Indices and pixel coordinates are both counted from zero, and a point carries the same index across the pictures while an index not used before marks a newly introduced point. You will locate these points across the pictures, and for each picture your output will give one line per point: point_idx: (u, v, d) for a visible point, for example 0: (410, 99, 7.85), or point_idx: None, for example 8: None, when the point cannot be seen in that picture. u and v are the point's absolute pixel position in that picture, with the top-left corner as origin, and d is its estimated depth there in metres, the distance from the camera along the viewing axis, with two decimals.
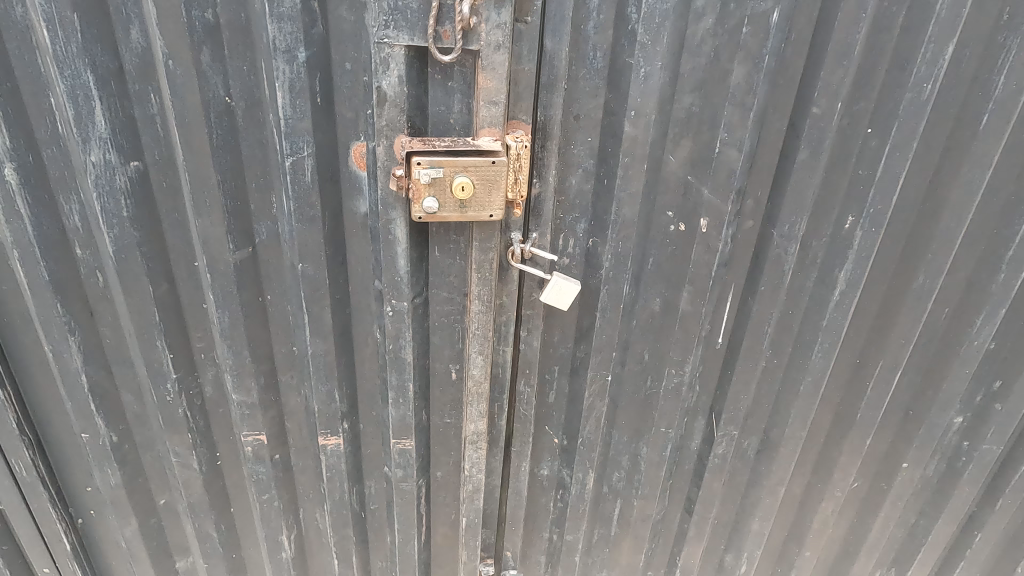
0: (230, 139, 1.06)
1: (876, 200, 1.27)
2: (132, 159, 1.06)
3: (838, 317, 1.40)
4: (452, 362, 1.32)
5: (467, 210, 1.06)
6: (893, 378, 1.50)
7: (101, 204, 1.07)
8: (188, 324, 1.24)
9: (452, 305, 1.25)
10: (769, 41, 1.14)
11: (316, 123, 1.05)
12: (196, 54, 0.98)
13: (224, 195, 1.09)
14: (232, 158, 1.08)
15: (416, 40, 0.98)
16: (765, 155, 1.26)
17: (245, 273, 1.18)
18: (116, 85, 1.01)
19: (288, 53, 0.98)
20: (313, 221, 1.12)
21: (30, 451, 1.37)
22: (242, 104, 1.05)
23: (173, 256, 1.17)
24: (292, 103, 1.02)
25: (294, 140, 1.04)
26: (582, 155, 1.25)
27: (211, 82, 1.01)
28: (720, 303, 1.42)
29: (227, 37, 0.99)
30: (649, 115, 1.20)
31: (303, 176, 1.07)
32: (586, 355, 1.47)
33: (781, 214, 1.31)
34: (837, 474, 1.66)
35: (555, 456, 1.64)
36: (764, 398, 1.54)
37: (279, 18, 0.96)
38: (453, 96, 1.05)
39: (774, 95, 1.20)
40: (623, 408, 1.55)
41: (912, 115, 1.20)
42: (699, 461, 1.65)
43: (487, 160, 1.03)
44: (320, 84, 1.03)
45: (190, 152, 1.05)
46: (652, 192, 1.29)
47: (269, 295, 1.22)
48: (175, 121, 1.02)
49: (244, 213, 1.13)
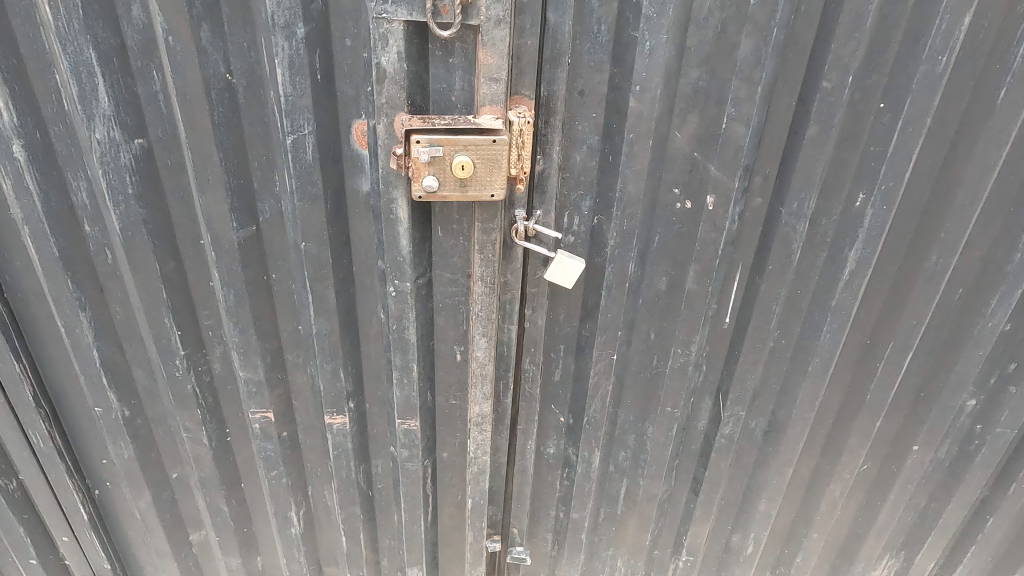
0: (232, 117, 1.07)
1: (888, 177, 1.25)
2: (136, 136, 1.07)
3: (847, 297, 1.38)
4: (457, 343, 1.32)
5: (468, 189, 1.05)
6: (904, 360, 1.47)
7: (107, 181, 1.08)
8: (196, 301, 1.26)
9: (456, 287, 1.25)
10: (778, 13, 1.11)
11: (317, 101, 1.05)
12: (196, 30, 0.98)
13: (227, 172, 1.10)
14: (234, 136, 1.08)
15: (415, 15, 0.97)
16: (773, 132, 1.24)
17: (249, 252, 1.19)
18: (119, 63, 1.02)
19: (286, 28, 0.98)
20: (315, 199, 1.12)
21: (48, 424, 1.41)
22: (243, 81, 1.05)
23: (179, 234, 1.18)
24: (292, 80, 1.02)
25: (294, 118, 1.04)
26: (586, 131, 1.24)
27: (212, 59, 1.01)
28: (727, 282, 1.40)
29: (227, 12, 0.99)
30: (653, 90, 1.18)
31: (304, 154, 1.08)
32: (591, 333, 1.47)
33: (790, 191, 1.28)
34: (846, 456, 1.64)
35: (561, 434, 1.65)
36: (771, 379, 1.53)
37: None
38: (455, 73, 1.04)
39: (783, 69, 1.18)
40: (629, 387, 1.56)
41: (926, 89, 1.16)
42: (706, 442, 1.65)
43: (487, 139, 1.02)
44: (320, 61, 1.03)
45: (192, 130, 1.05)
46: (658, 169, 1.27)
47: (273, 274, 1.23)
48: (177, 99, 1.03)
49: (247, 192, 1.14)
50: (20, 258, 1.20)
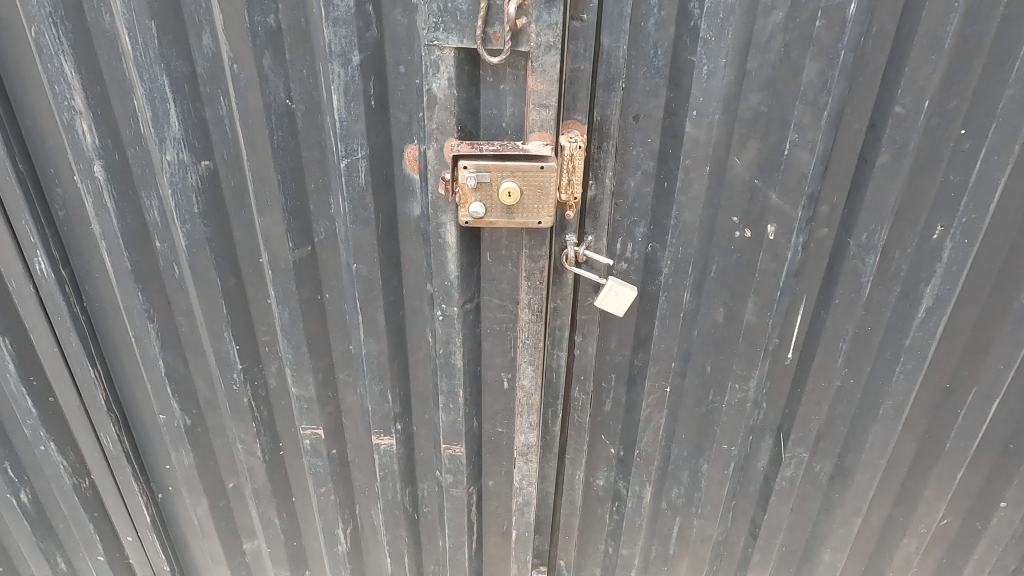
0: (291, 141, 1.10)
1: (969, 208, 1.16)
2: (203, 158, 1.13)
3: (923, 336, 1.28)
4: (504, 370, 1.31)
5: (515, 216, 1.04)
6: (989, 407, 1.35)
7: (176, 201, 1.14)
8: (254, 317, 1.30)
9: (504, 312, 1.24)
10: (845, 35, 1.06)
11: (371, 126, 1.07)
12: (259, 58, 1.03)
13: (285, 194, 1.14)
14: (293, 159, 1.12)
15: (465, 42, 0.98)
16: (841, 158, 1.17)
17: (304, 271, 1.22)
18: (190, 89, 1.07)
19: (343, 56, 1.01)
20: (367, 222, 1.14)
21: (117, 428, 1.48)
22: (302, 106, 1.08)
23: (240, 252, 1.23)
24: (347, 106, 1.04)
25: (348, 142, 1.07)
26: (641, 156, 1.21)
27: (273, 85, 1.06)
28: (789, 316, 1.33)
29: (289, 41, 1.03)
30: (711, 115, 1.15)
31: (358, 178, 1.10)
32: (644, 363, 1.43)
33: (859, 221, 1.21)
34: (922, 509, 1.51)
35: (611, 466, 1.60)
36: (838, 420, 1.44)
37: (335, 21, 0.98)
38: (505, 99, 1.04)
39: (852, 93, 1.12)
40: (683, 420, 1.50)
41: (1013, 114, 1.08)
42: (765, 484, 1.56)
43: (535, 165, 1.01)
44: (375, 88, 1.05)
45: (253, 153, 1.10)
46: (715, 197, 1.23)
47: (327, 294, 1.26)
48: (241, 123, 1.07)
49: (304, 213, 1.18)
50: (98, 270, 1.28)
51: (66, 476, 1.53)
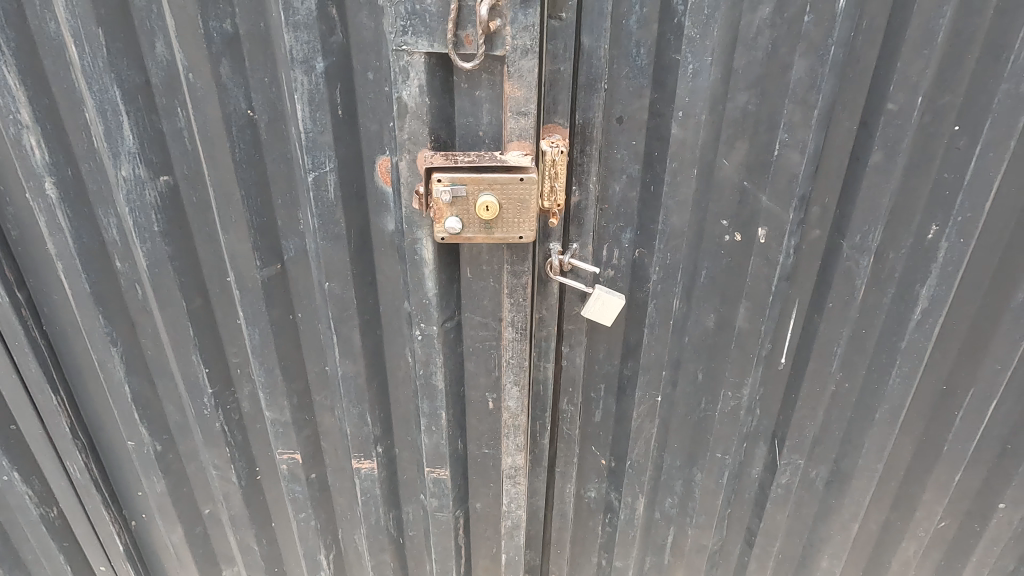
0: (254, 154, 1.04)
1: (965, 206, 1.12)
2: (162, 173, 1.06)
3: (919, 338, 1.25)
4: (489, 391, 1.25)
5: (494, 231, 0.98)
6: (986, 409, 1.32)
7: (134, 219, 1.07)
8: (224, 340, 1.24)
9: (487, 330, 1.18)
10: (835, 31, 1.01)
11: (339, 136, 1.01)
12: (215, 67, 0.97)
13: (250, 211, 1.07)
14: (258, 172, 1.06)
15: (436, 46, 0.92)
16: (832, 158, 1.13)
17: (274, 290, 1.16)
18: (144, 100, 1.01)
19: (305, 63, 0.94)
20: (337, 238, 1.08)
21: (85, 457, 1.41)
22: (265, 117, 1.02)
23: (206, 270, 1.16)
24: (312, 116, 0.98)
25: (315, 155, 1.01)
26: (625, 159, 1.16)
27: (233, 95, 0.99)
28: (782, 321, 1.29)
29: (248, 47, 0.97)
30: (698, 115, 1.10)
31: (326, 192, 1.04)
32: (633, 373, 1.39)
33: (852, 223, 1.17)
34: (920, 513, 1.48)
35: (602, 477, 1.56)
36: (833, 425, 1.40)
37: (296, 26, 0.92)
38: (481, 106, 0.98)
39: (843, 91, 1.07)
40: (675, 430, 1.45)
41: (1008, 110, 1.04)
42: (760, 491, 1.52)
43: (514, 177, 0.96)
44: (342, 96, 0.99)
45: (214, 167, 1.04)
46: (703, 200, 1.19)
47: (300, 313, 1.20)
48: (199, 136, 1.01)
49: (272, 229, 1.11)
50: (55, 293, 1.21)
51: (32, 512, 1.44)
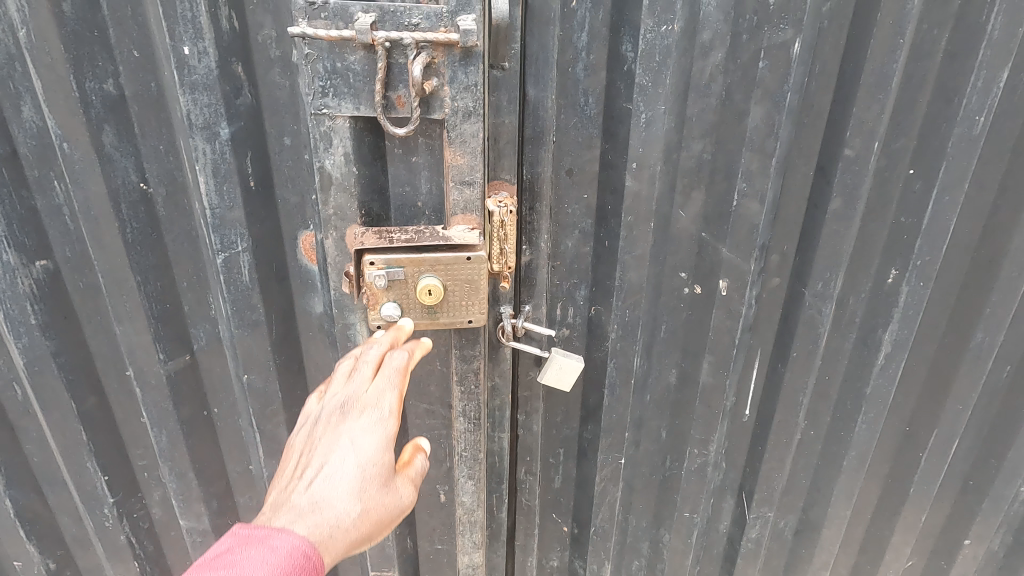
0: (150, 232, 0.94)
1: (924, 250, 1.09)
2: (39, 258, 0.94)
3: (883, 382, 1.21)
4: (440, 483, 1.16)
5: (440, 315, 0.88)
6: (950, 448, 1.30)
7: (5, 311, 0.95)
8: (126, 439, 1.10)
9: (434, 418, 1.10)
10: (791, 77, 0.96)
11: (252, 211, 0.93)
12: (98, 135, 0.87)
13: (147, 299, 0.97)
14: (156, 254, 0.95)
15: (362, 109, 0.81)
16: (789, 205, 1.08)
17: (183, 385, 1.05)
18: (12, 175, 0.89)
19: (207, 129, 0.86)
20: (255, 326, 0.99)
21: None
22: (160, 190, 0.92)
23: (100, 365, 1.03)
24: (218, 189, 0.89)
25: (224, 234, 0.92)
26: (577, 214, 1.08)
27: (120, 167, 0.89)
28: (745, 373, 1.23)
29: (136, 111, 0.87)
30: (653, 166, 1.03)
31: (240, 274, 0.95)
32: (594, 436, 1.29)
33: (813, 271, 1.12)
34: (889, 554, 1.45)
35: (565, 546, 1.45)
36: (801, 474, 1.34)
37: (192, 87, 0.83)
38: (419, 173, 0.90)
39: (799, 137, 1.03)
40: (640, 491, 1.37)
41: (962, 153, 1.02)
42: (730, 546, 1.45)
43: (461, 257, 0.85)
44: (252, 165, 0.91)
45: (100, 250, 0.93)
46: (661, 253, 1.12)
47: (214, 410, 1.09)
48: (81, 215, 0.91)
49: (179, 316, 1.01)
50: None
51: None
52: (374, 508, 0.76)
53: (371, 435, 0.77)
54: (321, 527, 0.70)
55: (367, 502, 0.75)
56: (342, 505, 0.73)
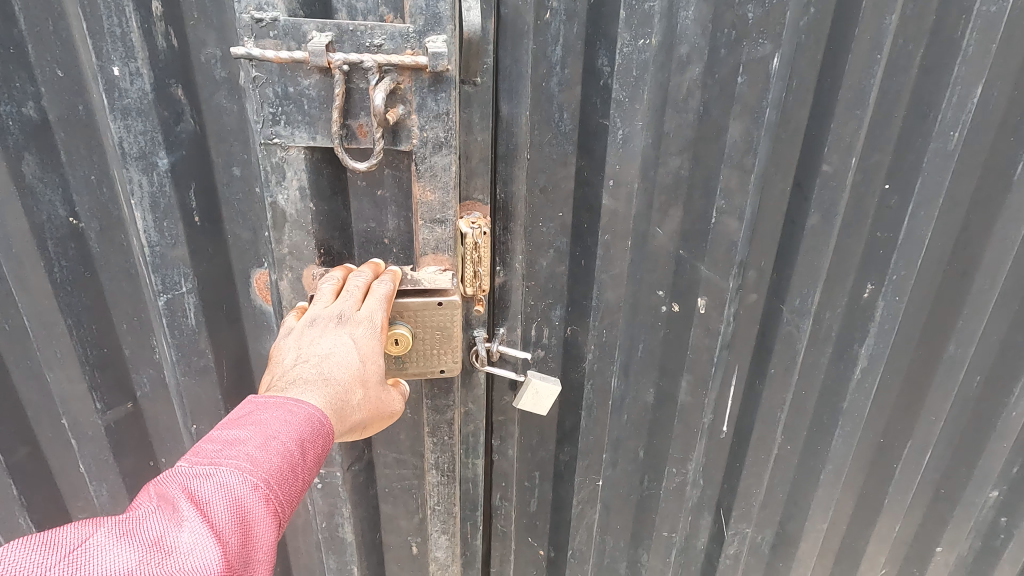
0: (82, 267, 0.95)
1: (899, 265, 1.08)
2: None
3: (860, 397, 1.21)
4: (411, 535, 1.18)
5: (409, 364, 0.87)
6: (923, 458, 1.30)
7: None
8: (66, 492, 1.14)
9: (403, 469, 1.11)
10: (769, 92, 0.93)
11: (196, 247, 0.92)
12: (19, 164, 0.86)
13: (80, 341, 0.99)
14: (89, 295, 0.97)
15: (318, 138, 0.77)
16: (767, 222, 1.06)
17: (124, 434, 1.10)
18: None
19: (143, 158, 0.84)
20: (202, 372, 1.01)
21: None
22: (92, 225, 0.93)
23: (32, 411, 1.05)
24: (158, 225, 0.89)
25: (165, 275, 0.92)
26: (552, 233, 1.04)
27: (46, 203, 0.89)
28: (723, 390, 1.21)
29: (62, 137, 0.87)
30: (630, 183, 0.99)
31: (184, 316, 0.95)
32: (571, 458, 1.25)
33: (791, 287, 1.10)
34: (864, 564, 1.45)
35: (541, 570, 1.41)
36: (778, 489, 1.33)
37: (125, 112, 0.82)
38: (384, 208, 0.88)
39: (777, 152, 1.00)
40: (617, 511, 1.33)
41: (938, 168, 1.01)
42: (708, 562, 1.43)
43: (430, 303, 0.84)
44: (195, 199, 0.90)
45: (26, 291, 0.94)
46: (639, 271, 1.08)
47: (161, 459, 1.15)
48: (3, 254, 0.91)
49: (118, 359, 1.03)
50: None
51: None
52: (375, 400, 0.75)
53: (372, 336, 0.76)
54: (335, 398, 0.70)
55: (371, 394, 0.74)
56: (352, 393, 0.72)
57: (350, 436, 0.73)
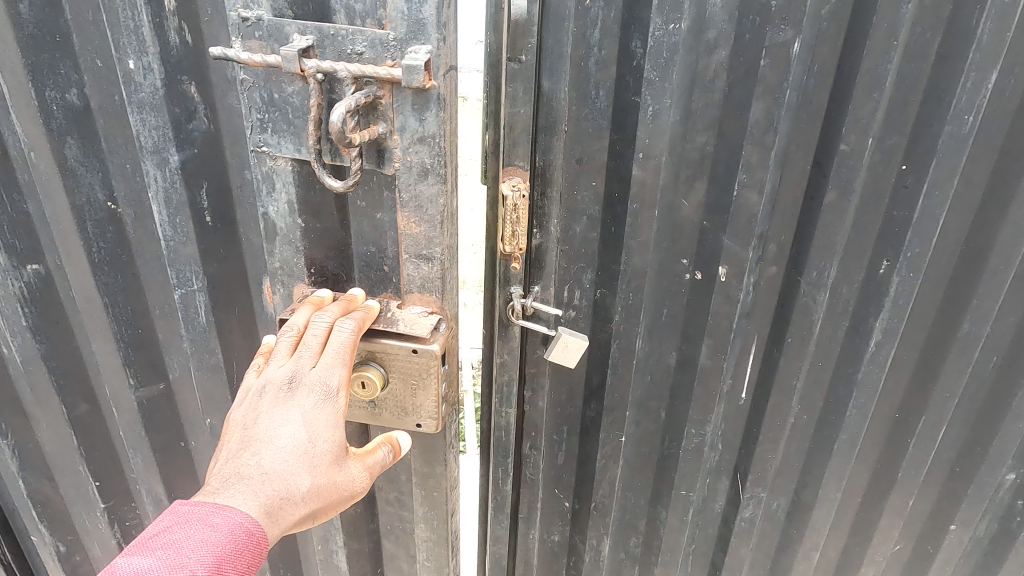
0: (118, 245, 1.18)
1: (913, 243, 1.15)
2: (32, 262, 1.21)
3: (874, 369, 1.28)
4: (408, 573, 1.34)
5: (383, 404, 0.99)
6: (937, 434, 1.36)
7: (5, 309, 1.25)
8: (117, 450, 1.44)
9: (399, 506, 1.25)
10: (790, 74, 1.02)
11: (205, 244, 1.14)
12: (61, 149, 1.10)
13: (117, 316, 1.24)
14: (126, 275, 1.21)
15: (302, 150, 0.90)
16: (788, 197, 1.14)
17: (156, 412, 1.36)
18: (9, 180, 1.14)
19: (158, 154, 1.06)
20: (211, 366, 1.26)
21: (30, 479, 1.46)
22: (126, 209, 1.15)
23: (88, 371, 1.34)
24: (172, 220, 1.12)
25: (180, 271, 1.16)
26: (587, 201, 1.14)
27: (87, 188, 1.13)
28: (743, 357, 1.29)
29: (100, 123, 1.08)
30: (659, 156, 1.10)
31: (195, 308, 1.19)
32: (597, 414, 1.36)
33: (809, 259, 1.18)
34: (878, 538, 1.50)
35: (566, 522, 1.52)
36: (794, 457, 1.41)
37: (141, 106, 1.03)
38: (383, 233, 0.98)
39: (799, 131, 1.08)
40: (639, 469, 1.43)
41: (952, 150, 1.08)
42: (724, 525, 1.51)
43: (407, 348, 0.95)
44: (205, 197, 1.10)
45: (73, 266, 1.20)
46: (665, 240, 1.18)
47: (188, 444, 1.41)
48: (56, 227, 1.17)
49: (151, 340, 1.28)
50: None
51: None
52: (325, 482, 0.86)
53: (320, 407, 0.85)
54: (272, 496, 0.81)
55: (316, 476, 0.84)
56: (297, 481, 0.83)
57: (301, 524, 0.84)
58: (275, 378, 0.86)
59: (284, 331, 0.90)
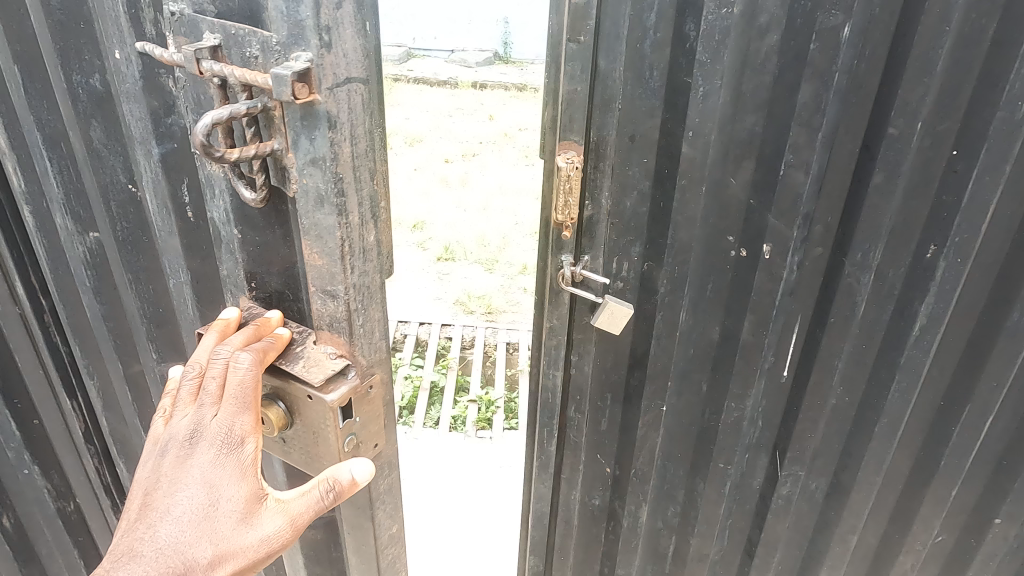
0: (140, 223, 1.13)
1: (961, 229, 1.17)
2: (88, 231, 1.19)
3: (918, 354, 1.29)
4: None
5: (293, 452, 0.80)
6: (983, 425, 1.36)
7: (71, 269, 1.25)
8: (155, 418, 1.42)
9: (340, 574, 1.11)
10: (839, 58, 1.07)
11: (190, 241, 0.98)
12: (88, 129, 1.06)
13: (140, 294, 1.18)
14: (146, 256, 1.15)
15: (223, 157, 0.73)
16: (836, 179, 1.18)
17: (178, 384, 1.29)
18: (63, 151, 1.13)
19: (145, 145, 0.92)
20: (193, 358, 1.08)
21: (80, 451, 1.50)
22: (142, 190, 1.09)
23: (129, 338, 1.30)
24: (160, 213, 0.97)
25: (169, 262, 0.99)
26: (637, 176, 1.22)
27: (111, 167, 1.08)
28: (786, 335, 1.33)
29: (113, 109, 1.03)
30: (707, 135, 1.16)
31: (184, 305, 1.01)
32: (640, 383, 1.43)
33: (854, 241, 1.22)
34: (918, 526, 1.51)
35: (606, 487, 1.59)
36: (834, 439, 1.44)
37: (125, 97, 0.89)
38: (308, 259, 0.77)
39: (847, 115, 1.12)
40: (678, 440, 1.49)
41: (1004, 136, 1.09)
42: (762, 502, 1.55)
43: (302, 395, 0.74)
44: (187, 192, 0.95)
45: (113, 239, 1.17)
46: (712, 217, 1.23)
47: None
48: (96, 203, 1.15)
49: (168, 320, 1.20)
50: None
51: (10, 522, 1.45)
52: (233, 553, 0.74)
53: (219, 470, 0.72)
54: (171, 566, 0.72)
55: (219, 545, 0.73)
56: (197, 552, 0.72)
57: None
58: (178, 432, 0.74)
59: (187, 368, 0.75)
